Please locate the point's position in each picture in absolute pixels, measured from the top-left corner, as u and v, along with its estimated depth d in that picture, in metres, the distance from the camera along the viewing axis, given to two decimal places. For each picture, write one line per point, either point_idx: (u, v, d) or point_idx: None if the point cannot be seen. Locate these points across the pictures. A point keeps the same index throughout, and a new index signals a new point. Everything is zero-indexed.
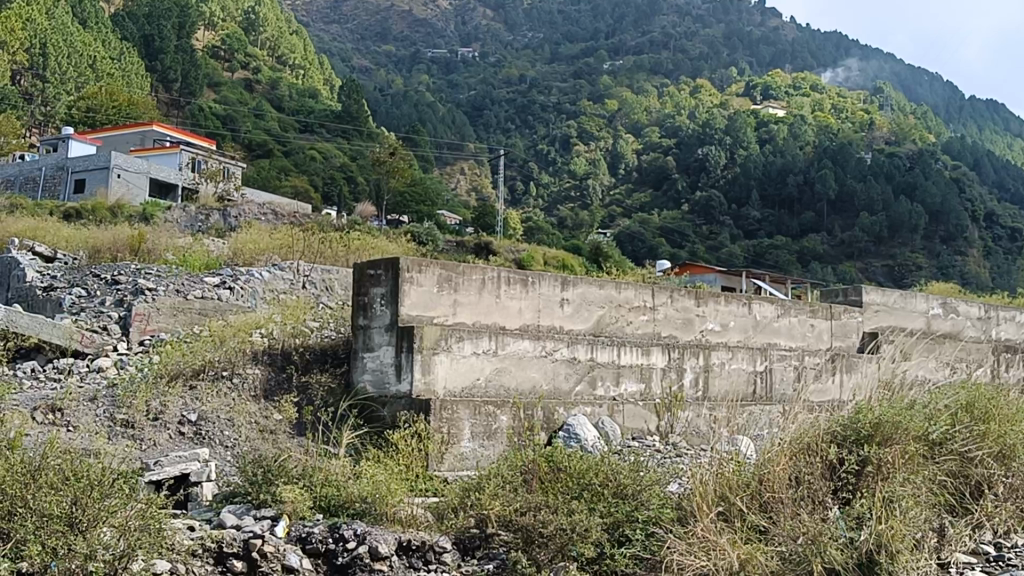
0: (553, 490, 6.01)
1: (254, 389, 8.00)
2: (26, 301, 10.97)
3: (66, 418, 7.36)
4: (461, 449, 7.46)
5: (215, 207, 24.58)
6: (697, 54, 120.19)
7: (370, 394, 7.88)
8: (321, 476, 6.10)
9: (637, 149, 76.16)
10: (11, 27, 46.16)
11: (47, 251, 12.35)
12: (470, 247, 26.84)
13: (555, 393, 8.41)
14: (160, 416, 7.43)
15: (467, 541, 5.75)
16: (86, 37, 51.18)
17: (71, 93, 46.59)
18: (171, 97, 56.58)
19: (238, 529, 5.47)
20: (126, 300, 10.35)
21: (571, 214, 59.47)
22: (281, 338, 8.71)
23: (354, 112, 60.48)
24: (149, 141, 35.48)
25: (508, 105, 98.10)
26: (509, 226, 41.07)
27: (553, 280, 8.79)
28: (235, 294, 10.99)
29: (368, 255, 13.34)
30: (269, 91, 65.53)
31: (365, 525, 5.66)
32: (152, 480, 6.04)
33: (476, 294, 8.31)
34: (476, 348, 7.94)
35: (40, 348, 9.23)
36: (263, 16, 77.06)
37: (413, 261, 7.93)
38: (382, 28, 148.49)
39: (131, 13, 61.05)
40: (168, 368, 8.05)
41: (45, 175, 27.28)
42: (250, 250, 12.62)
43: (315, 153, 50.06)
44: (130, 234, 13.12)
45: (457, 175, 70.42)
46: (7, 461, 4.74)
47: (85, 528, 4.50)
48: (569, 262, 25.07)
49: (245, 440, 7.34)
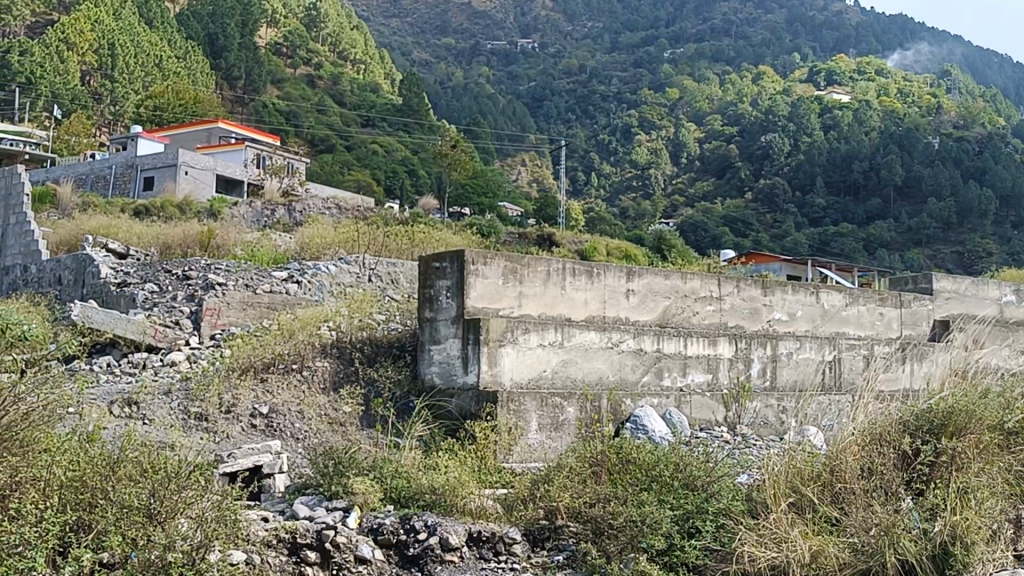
0: (622, 482, 6.01)
1: (323, 381, 8.09)
2: (100, 298, 11.08)
3: (142, 411, 7.45)
4: (528, 441, 7.53)
5: (280, 202, 24.83)
6: (759, 40, 118.70)
7: (439, 386, 7.95)
8: (391, 468, 6.15)
9: (699, 138, 75.50)
10: (79, 29, 47.19)
11: (120, 248, 12.47)
12: (534, 238, 26.77)
13: (623, 385, 8.40)
14: (232, 409, 7.53)
15: (536, 533, 5.79)
16: (152, 37, 51.93)
17: (139, 92, 47.13)
18: (235, 94, 57.29)
19: (312, 520, 5.51)
20: (197, 295, 10.48)
21: (632, 206, 59.73)
22: (349, 330, 8.74)
23: (415, 105, 60.74)
24: (214, 139, 35.85)
25: (569, 96, 97.86)
26: (571, 217, 40.96)
27: (618, 272, 8.77)
28: (303, 288, 11.08)
29: (433, 249, 13.40)
30: (331, 86, 66.06)
31: (437, 516, 5.71)
32: (226, 472, 6.15)
33: (540, 286, 8.33)
34: (542, 339, 7.97)
35: (115, 343, 9.41)
36: (324, 11, 77.44)
37: (478, 253, 7.98)
38: (442, 21, 148.82)
39: (195, 11, 61.78)
40: (239, 361, 8.14)
41: (115, 173, 27.55)
42: (317, 244, 12.77)
43: (377, 147, 50.43)
44: (199, 230, 13.34)
45: (518, 167, 70.44)
46: (84, 454, 4.89)
47: (163, 519, 4.61)
48: (633, 251, 24.88)
49: (315, 433, 7.45)
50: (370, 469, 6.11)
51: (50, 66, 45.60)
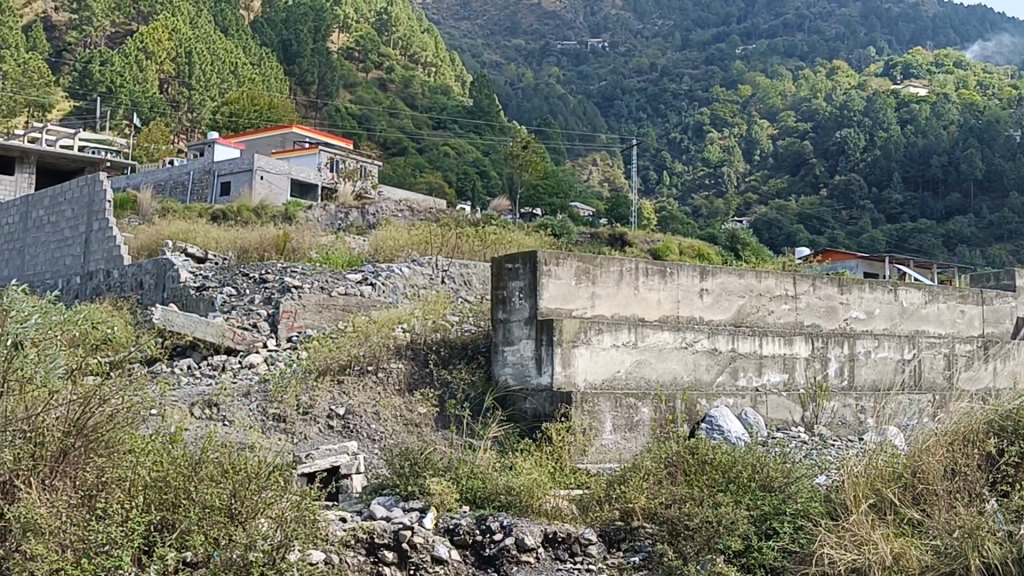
0: (699, 483, 5.98)
1: (399, 383, 8.16)
2: (180, 301, 11.25)
3: (222, 413, 7.57)
4: (602, 442, 7.54)
5: (353, 206, 25.00)
6: (833, 34, 116.94)
7: (512, 387, 7.99)
8: (466, 469, 6.18)
9: (773, 134, 74.55)
10: (158, 39, 49.03)
11: (199, 252, 12.69)
12: (605, 238, 26.64)
13: (697, 385, 8.35)
14: (310, 410, 7.63)
15: (612, 534, 5.78)
16: (227, 45, 52.75)
17: (216, 98, 47.80)
18: (309, 99, 57.91)
19: (389, 521, 5.56)
20: (274, 298, 10.59)
21: (705, 205, 59.32)
22: (423, 332, 8.79)
23: (486, 107, 60.85)
24: (289, 143, 36.20)
25: (639, 95, 97.41)
26: (644, 217, 40.75)
27: (692, 271, 8.70)
28: (377, 290, 11.16)
29: (505, 250, 13.44)
30: (402, 89, 66.51)
31: (514, 517, 5.73)
32: (305, 473, 6.25)
33: (614, 286, 8.31)
34: (615, 339, 7.97)
35: (195, 345, 9.57)
36: (395, 15, 77.98)
37: (551, 254, 8.00)
38: (512, 22, 148.90)
39: (269, 19, 62.67)
40: (317, 362, 8.23)
41: (193, 178, 27.94)
42: (390, 247, 12.87)
43: (449, 149, 50.73)
44: (275, 235, 13.52)
45: (589, 167, 70.21)
46: (167, 455, 5.00)
47: (244, 519, 4.68)
48: (705, 250, 24.74)
49: (391, 434, 7.52)
50: (446, 470, 6.15)
51: (130, 76, 46.74)
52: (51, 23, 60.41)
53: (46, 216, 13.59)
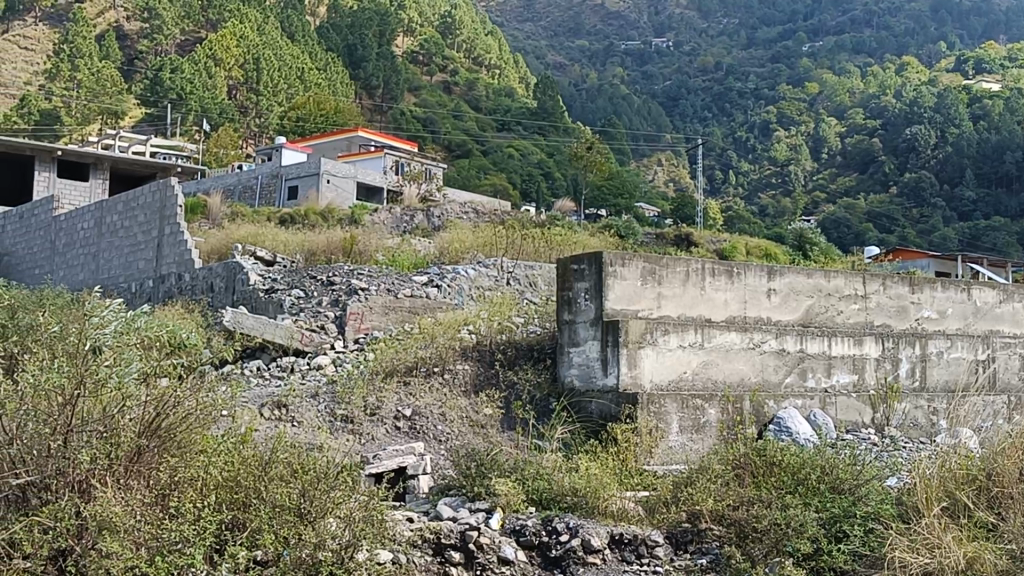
0: (767, 485, 5.94)
1: (465, 384, 8.20)
2: (250, 304, 11.39)
3: (291, 413, 7.62)
4: (669, 443, 7.52)
5: (419, 209, 25.14)
6: (902, 30, 114.99)
7: (579, 389, 7.98)
8: (532, 470, 6.17)
9: (841, 131, 73.50)
10: (226, 45, 49.62)
11: (267, 255, 12.84)
12: (671, 239, 26.47)
13: (765, 386, 8.30)
14: (377, 412, 7.68)
15: (679, 535, 5.74)
16: (294, 51, 53.37)
17: (283, 103, 48.32)
18: (374, 103, 58.30)
19: (456, 521, 5.58)
20: (342, 300, 10.63)
21: (772, 204, 58.75)
22: (488, 333, 8.81)
23: (550, 108, 60.80)
24: (355, 147, 36.50)
25: (705, 94, 96.72)
26: (709, 217, 40.45)
27: (759, 271, 8.61)
28: (443, 292, 11.19)
29: (570, 251, 13.49)
30: (466, 92, 66.75)
31: (579, 518, 5.74)
32: (372, 474, 6.30)
33: (680, 286, 8.26)
34: (682, 341, 7.95)
35: (265, 347, 9.69)
36: (459, 18, 78.29)
37: (617, 255, 7.99)
38: (576, 23, 148.88)
39: (334, 24, 63.33)
40: (383, 363, 8.27)
41: (261, 183, 28.22)
42: (456, 248, 12.91)
43: (513, 151, 50.83)
44: (342, 238, 13.68)
45: (654, 167, 69.84)
46: (238, 455, 5.08)
47: (315, 519, 4.74)
48: (772, 250, 24.43)
49: (457, 435, 7.56)
50: (512, 470, 6.16)
51: (200, 83, 47.59)
52: (123, 33, 61.76)
53: (120, 221, 13.84)
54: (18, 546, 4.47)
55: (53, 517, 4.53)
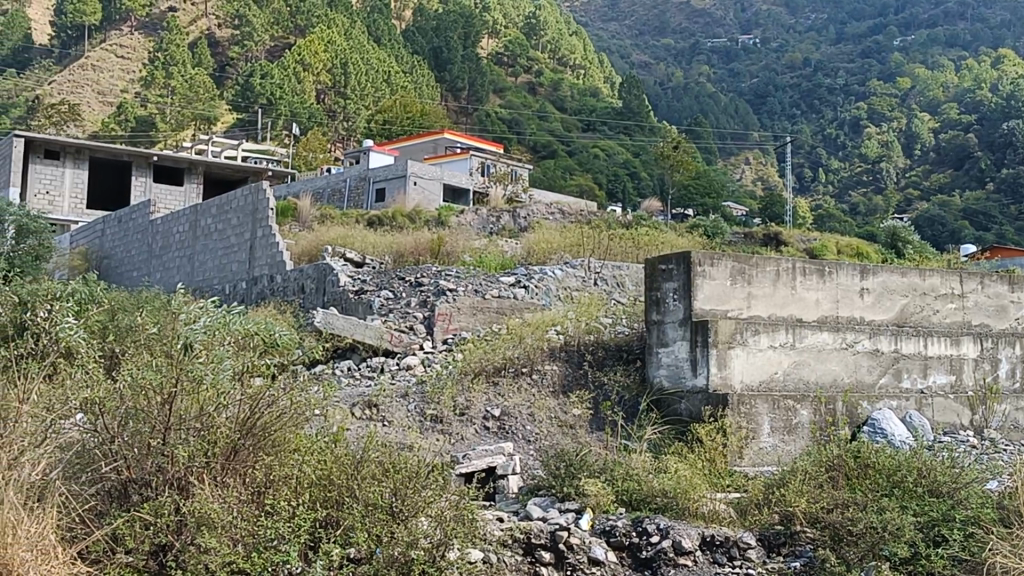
0: (862, 487, 5.83)
1: (553, 385, 8.19)
2: (339, 304, 11.49)
3: (382, 413, 7.69)
4: (760, 445, 7.43)
5: (505, 209, 25.19)
6: (998, 22, 111.88)
7: (667, 389, 7.94)
8: (621, 470, 6.16)
9: (935, 127, 71.79)
10: (315, 51, 50.97)
11: (356, 257, 12.96)
12: (759, 239, 26.08)
13: (859, 386, 8.16)
14: (466, 411, 7.73)
15: (772, 537, 5.70)
16: (380, 55, 53.96)
17: (370, 106, 48.78)
18: (460, 104, 58.53)
19: (544, 522, 5.58)
20: (430, 302, 10.69)
21: (863, 202, 57.64)
22: (576, 334, 8.80)
23: (635, 107, 60.48)
24: (441, 149, 36.69)
25: (793, 90, 95.32)
26: (799, 216, 39.85)
27: (851, 270, 8.46)
28: (530, 293, 11.17)
29: (657, 251, 13.45)
30: (551, 92, 66.80)
31: (669, 519, 5.71)
32: (462, 473, 6.36)
33: (770, 286, 8.18)
34: (773, 341, 7.87)
35: (355, 348, 9.79)
36: (543, 19, 78.43)
37: (705, 255, 7.93)
38: (661, 22, 148.16)
39: (419, 27, 63.91)
40: (472, 363, 8.28)
41: (350, 186, 28.49)
42: (543, 250, 12.90)
43: (599, 151, 50.73)
44: (429, 239, 13.80)
45: (741, 166, 69.07)
46: (331, 454, 5.14)
47: (406, 517, 4.79)
48: (864, 248, 23.92)
49: (546, 435, 7.58)
50: (601, 471, 6.16)
51: (288, 88, 48.50)
52: (215, 39, 63.18)
53: (215, 225, 14.13)
54: (121, 540, 4.62)
55: (153, 512, 4.64)
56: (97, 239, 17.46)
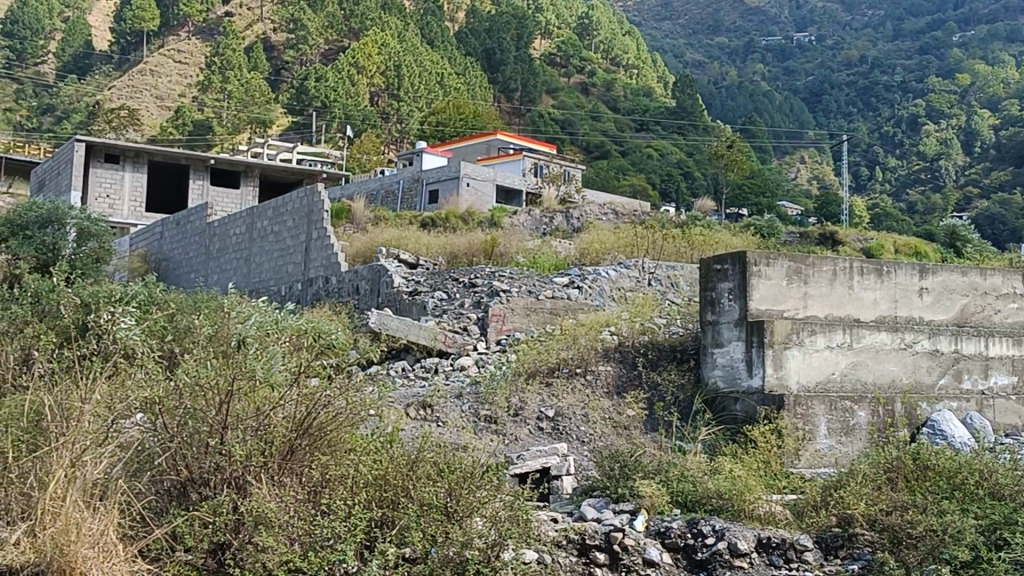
0: (922, 490, 5.77)
1: (607, 386, 8.18)
2: (394, 305, 11.56)
3: (436, 414, 7.71)
4: (817, 446, 7.36)
5: (558, 210, 25.17)
6: None
7: (722, 389, 7.89)
8: (677, 472, 6.14)
9: (995, 124, 70.60)
10: (368, 53, 50.92)
11: (410, 258, 13.02)
12: (815, 238, 25.80)
13: (918, 387, 8.05)
14: (520, 412, 7.73)
15: (829, 540, 5.64)
16: (434, 57, 54.17)
17: (424, 108, 48.98)
18: (513, 105, 58.63)
19: (599, 523, 5.57)
20: (484, 302, 10.72)
21: (921, 201, 56.85)
22: (630, 334, 8.78)
23: (689, 107, 60.14)
24: (493, 150, 36.74)
25: (849, 88, 94.28)
26: (856, 215, 39.45)
27: (910, 269, 8.35)
28: (584, 293, 11.16)
29: (710, 251, 13.40)
30: (604, 92, 66.67)
31: (725, 521, 5.67)
32: (517, 474, 6.39)
33: (827, 286, 8.08)
34: (830, 341, 7.79)
35: (409, 348, 9.85)
36: (596, 19, 78.31)
37: (761, 254, 7.87)
38: (715, 20, 147.35)
39: (473, 29, 64.11)
40: (525, 364, 8.29)
41: (403, 188, 28.55)
42: (596, 250, 12.89)
43: (652, 151, 50.55)
44: (483, 239, 13.84)
45: (797, 164, 68.43)
46: (387, 453, 5.18)
47: (460, 518, 4.81)
48: (923, 247, 23.57)
49: (600, 436, 7.56)
50: (655, 473, 6.15)
51: (343, 90, 48.88)
52: (270, 43, 63.86)
53: (271, 227, 14.27)
54: (180, 540, 4.67)
55: (212, 511, 4.70)
56: (156, 241, 17.72)
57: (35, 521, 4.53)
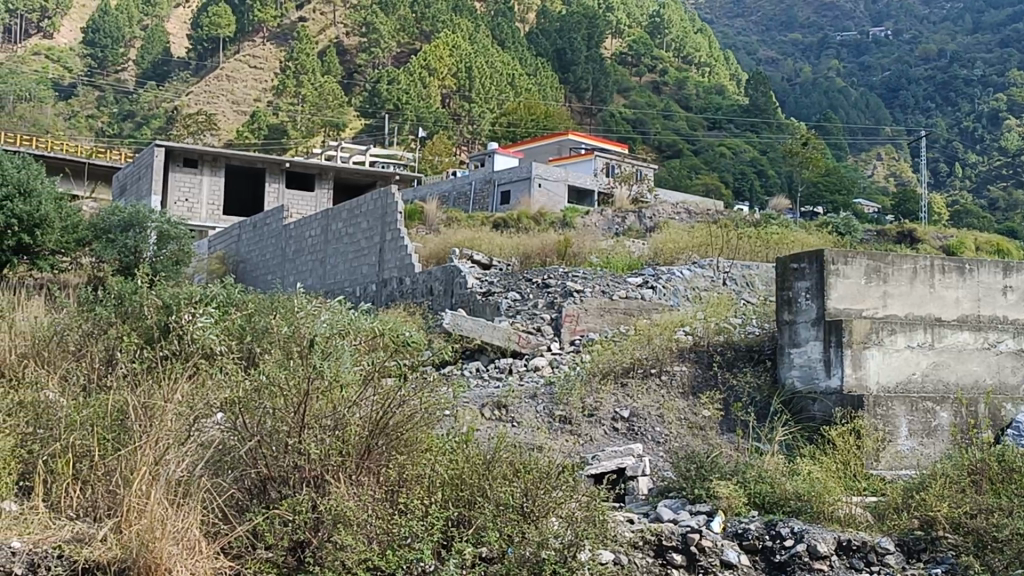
0: (1006, 492, 5.66)
1: (683, 385, 8.12)
2: (468, 305, 11.58)
3: (510, 414, 7.70)
4: (898, 448, 7.24)
5: (631, 209, 25.04)
6: None
7: (800, 389, 7.79)
8: (754, 473, 6.08)
9: None
10: (440, 55, 51.10)
11: (484, 259, 13.03)
12: (892, 237, 25.38)
13: (1001, 388, 7.90)
14: (596, 412, 7.71)
15: (912, 543, 5.54)
16: (505, 59, 54.28)
17: (495, 109, 49.08)
18: (584, 105, 58.52)
19: (676, 523, 5.53)
20: (558, 303, 10.72)
21: (1003, 197, 55.54)
22: (705, 334, 8.71)
23: (762, 105, 59.53)
24: (565, 151, 36.67)
25: (928, 83, 92.43)
26: (935, 213, 38.71)
27: (993, 267, 8.18)
28: (658, 293, 11.10)
29: (787, 250, 13.30)
30: (676, 91, 66.24)
31: (803, 523, 5.61)
32: (593, 474, 6.38)
33: (907, 284, 7.94)
34: (910, 340, 7.67)
35: (483, 349, 9.86)
36: (668, 18, 77.82)
37: (839, 253, 7.77)
38: (789, 15, 145.48)
39: (544, 29, 64.17)
40: (600, 365, 8.25)
41: (475, 190, 28.63)
42: (671, 249, 12.82)
43: (725, 149, 50.08)
44: (557, 240, 13.85)
45: (874, 162, 67.27)
46: (463, 453, 5.20)
47: (537, 518, 4.82)
48: (1005, 245, 23.04)
49: (676, 437, 7.51)
50: (732, 474, 6.09)
51: (415, 93, 49.18)
52: (343, 48, 64.56)
53: (346, 228, 14.43)
54: (261, 537, 4.74)
55: (291, 510, 4.77)
56: (234, 244, 18.01)
57: (121, 519, 4.64)
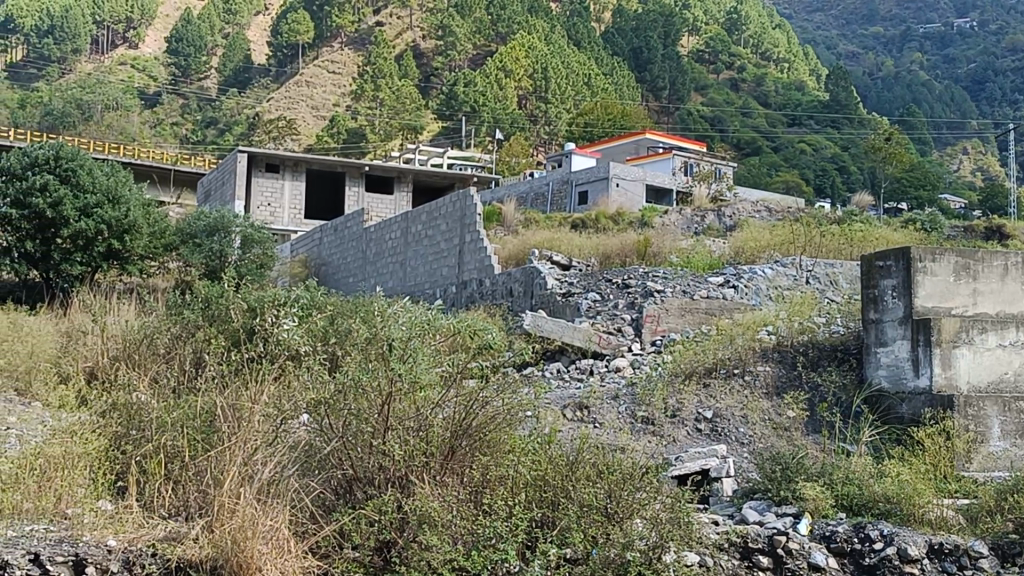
0: None
1: (766, 386, 8.03)
2: (548, 305, 11.59)
3: (592, 415, 7.68)
4: (991, 448, 7.05)
5: (710, 207, 24.80)
6: None
7: (887, 389, 7.67)
8: (841, 474, 5.98)
9: None
10: (516, 57, 51.23)
11: (563, 259, 13.03)
12: (981, 232, 24.79)
13: None
14: (678, 413, 7.65)
15: (1007, 546, 5.42)
16: (581, 59, 54.24)
17: (571, 109, 49.05)
18: (661, 104, 58.18)
19: (762, 525, 5.48)
20: (637, 303, 10.66)
21: None
22: (788, 334, 8.62)
23: (843, 100, 58.67)
24: (642, 150, 36.50)
25: (1015, 76, 90.22)
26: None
27: None
28: (740, 293, 10.99)
29: (871, 247, 13.10)
30: (754, 87, 65.54)
31: (894, 525, 5.52)
32: (676, 475, 6.33)
33: (998, 282, 7.77)
34: (1002, 339, 7.48)
35: (564, 350, 9.87)
36: (746, 14, 77.10)
37: (926, 250, 7.62)
38: (869, 9, 143.02)
39: (620, 28, 64.02)
40: (682, 365, 8.17)
41: (552, 190, 28.64)
42: (751, 248, 12.71)
43: (806, 145, 49.43)
44: (635, 240, 13.81)
45: (959, 156, 65.83)
46: (545, 453, 5.21)
47: (620, 519, 4.82)
48: None
49: (760, 438, 7.43)
50: (819, 475, 6.01)
51: (491, 94, 49.39)
52: (420, 51, 65.23)
53: (424, 231, 14.54)
54: (348, 537, 4.81)
55: (378, 510, 4.81)
56: (316, 247, 18.24)
57: (212, 519, 4.73)
